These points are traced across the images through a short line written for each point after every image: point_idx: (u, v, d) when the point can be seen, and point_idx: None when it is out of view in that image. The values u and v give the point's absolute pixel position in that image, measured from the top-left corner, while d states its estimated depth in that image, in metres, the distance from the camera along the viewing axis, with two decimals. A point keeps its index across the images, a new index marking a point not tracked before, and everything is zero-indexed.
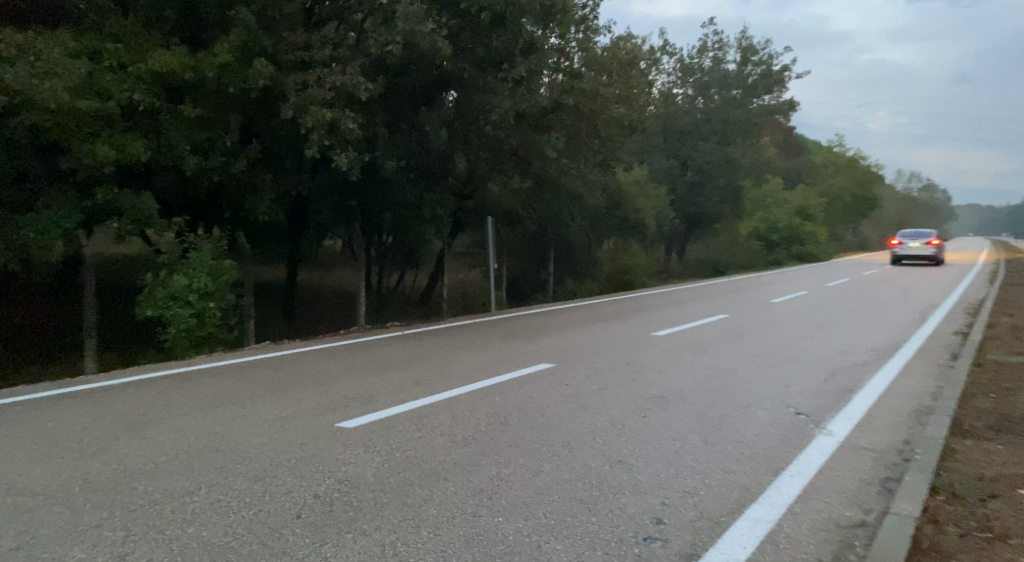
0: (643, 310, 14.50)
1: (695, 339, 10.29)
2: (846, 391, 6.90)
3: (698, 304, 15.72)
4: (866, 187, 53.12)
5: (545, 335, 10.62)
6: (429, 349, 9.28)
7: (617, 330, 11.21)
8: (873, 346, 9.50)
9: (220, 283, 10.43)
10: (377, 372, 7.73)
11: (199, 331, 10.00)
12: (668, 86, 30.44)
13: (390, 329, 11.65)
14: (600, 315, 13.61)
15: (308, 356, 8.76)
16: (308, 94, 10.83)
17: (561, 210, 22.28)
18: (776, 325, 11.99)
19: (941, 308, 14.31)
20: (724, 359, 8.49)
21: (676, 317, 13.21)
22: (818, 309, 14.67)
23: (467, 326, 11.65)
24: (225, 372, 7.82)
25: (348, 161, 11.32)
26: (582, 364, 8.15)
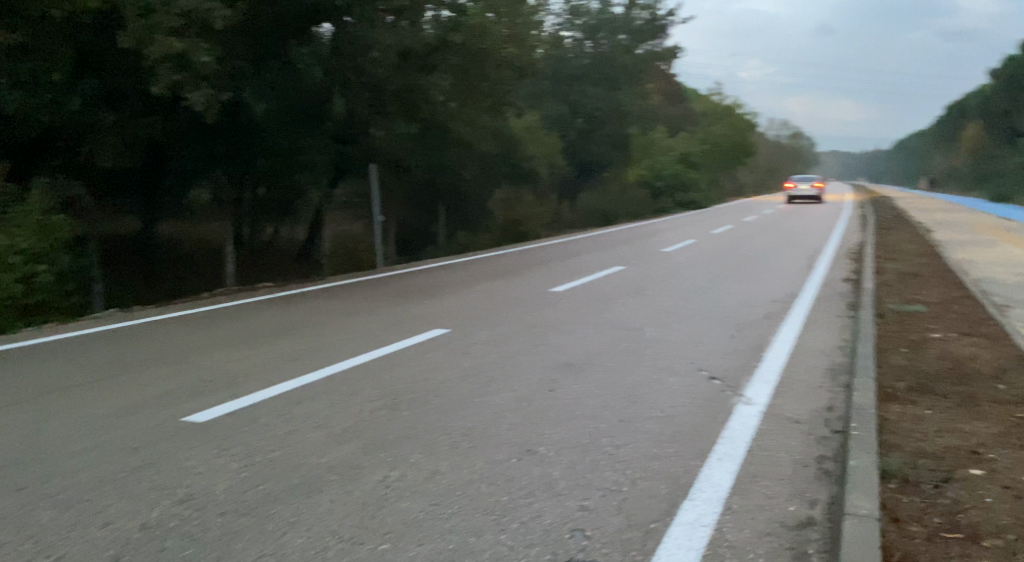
0: (536, 263, 13.91)
1: (595, 294, 9.80)
2: (757, 349, 6.54)
3: (592, 255, 15.32)
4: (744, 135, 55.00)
5: (436, 295, 9.80)
6: (306, 315, 8.24)
7: (513, 286, 10.54)
8: (772, 297, 9.33)
9: (51, 242, 8.81)
10: (244, 345, 6.67)
11: (29, 300, 8.42)
12: (557, 28, 29.59)
13: (264, 291, 10.46)
14: (495, 269, 12.91)
15: (161, 328, 7.52)
16: (151, 20, 9.18)
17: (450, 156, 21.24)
18: (674, 276, 11.71)
19: (827, 254, 14.60)
20: (629, 317, 7.98)
21: (573, 269, 12.68)
22: (712, 257, 14.62)
23: (350, 286, 10.65)
24: (53, 350, 6.51)
25: (206, 101, 9.83)
26: (479, 328, 7.41)
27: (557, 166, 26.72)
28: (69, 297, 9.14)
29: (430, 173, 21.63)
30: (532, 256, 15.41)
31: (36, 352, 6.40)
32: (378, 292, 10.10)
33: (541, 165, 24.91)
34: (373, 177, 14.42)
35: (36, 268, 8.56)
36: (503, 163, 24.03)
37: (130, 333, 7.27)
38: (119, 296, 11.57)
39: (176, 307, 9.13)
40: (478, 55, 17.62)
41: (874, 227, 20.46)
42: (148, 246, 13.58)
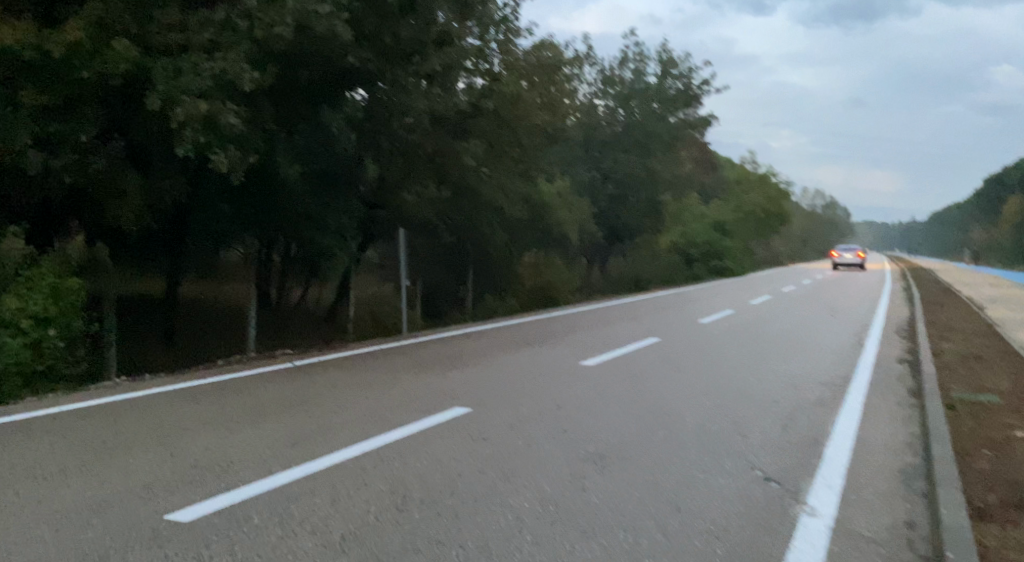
0: (566, 332, 13.34)
1: (628, 370, 9.18)
2: (813, 442, 5.86)
3: (624, 324, 14.72)
4: (777, 203, 54.47)
5: (459, 366, 9.28)
6: (320, 388, 7.75)
7: (541, 359, 9.98)
8: (821, 379, 8.63)
9: (63, 306, 8.50)
10: (249, 422, 6.18)
11: (34, 366, 8.07)
12: (590, 97, 29.45)
13: (281, 358, 10.05)
14: (523, 338, 12.36)
15: (165, 399, 7.07)
16: (179, 83, 9.10)
17: (479, 221, 21.00)
18: (712, 350, 11.05)
19: (874, 330, 13.81)
20: (666, 399, 7.34)
21: (604, 341, 12.08)
22: (750, 330, 13.92)
23: (371, 355, 10.19)
24: (47, 423, 6.08)
25: (231, 163, 9.66)
26: (503, 407, 6.85)
27: (588, 232, 26.36)
28: (78, 363, 8.78)
29: (459, 237, 21.38)
30: (561, 324, 14.88)
31: (27, 425, 5.97)
32: (398, 362, 9.61)
33: (572, 231, 24.57)
34: (400, 242, 14.15)
35: (45, 333, 8.24)
36: (533, 229, 23.74)
37: (132, 405, 6.83)
38: (135, 361, 11.25)
39: (187, 375, 8.72)
40: (510, 121, 17.54)
41: (920, 301, 19.57)
42: (170, 309, 13.34)
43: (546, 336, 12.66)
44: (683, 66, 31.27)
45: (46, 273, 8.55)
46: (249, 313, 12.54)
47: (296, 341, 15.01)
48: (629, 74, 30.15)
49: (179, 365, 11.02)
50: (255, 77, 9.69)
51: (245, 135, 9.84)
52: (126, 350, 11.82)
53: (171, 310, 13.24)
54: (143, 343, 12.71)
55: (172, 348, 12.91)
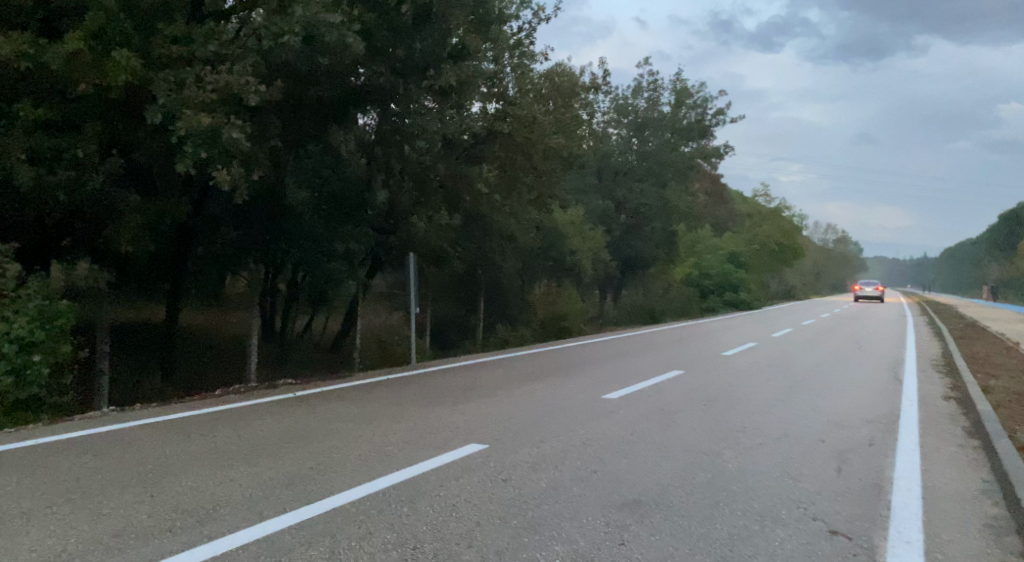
0: (583, 363, 12.70)
1: (655, 404, 8.52)
2: (875, 488, 5.19)
3: (643, 356, 14.06)
4: (791, 237, 53.86)
5: (474, 398, 8.65)
6: (324, 420, 7.14)
7: (560, 391, 9.33)
8: (867, 416, 7.94)
9: (51, 330, 7.97)
10: (243, 458, 5.56)
11: (17, 395, 7.51)
12: (603, 125, 29.20)
13: (284, 388, 9.47)
14: (538, 370, 11.71)
15: (154, 432, 6.48)
16: (181, 96, 8.73)
17: (492, 248, 20.48)
18: (741, 384, 10.37)
19: (908, 364, 13.09)
20: (702, 437, 6.67)
21: (625, 373, 11.43)
22: (777, 364, 13.21)
23: (379, 385, 9.58)
24: (19, 456, 5.49)
25: (234, 180, 9.20)
26: (523, 444, 6.21)
27: (602, 263, 25.77)
28: (66, 392, 8.22)
29: (471, 266, 20.82)
30: (576, 355, 14.24)
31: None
32: (408, 393, 8.99)
33: (586, 260, 23.99)
34: (410, 267, 13.60)
35: (30, 359, 7.70)
36: (546, 258, 23.18)
37: (117, 438, 6.24)
38: (129, 390, 10.69)
39: (182, 405, 8.14)
40: (525, 146, 17.11)
41: (949, 336, 18.82)
42: (170, 335, 12.81)
43: (564, 367, 12.04)
44: (698, 96, 30.94)
45: (35, 294, 8.04)
46: (252, 341, 11.99)
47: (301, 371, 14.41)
48: (643, 103, 29.93)
49: (175, 396, 10.43)
50: (261, 90, 9.27)
51: (250, 151, 9.40)
52: (122, 379, 11.26)
53: (171, 337, 12.70)
54: (140, 372, 12.14)
55: (171, 377, 12.35)
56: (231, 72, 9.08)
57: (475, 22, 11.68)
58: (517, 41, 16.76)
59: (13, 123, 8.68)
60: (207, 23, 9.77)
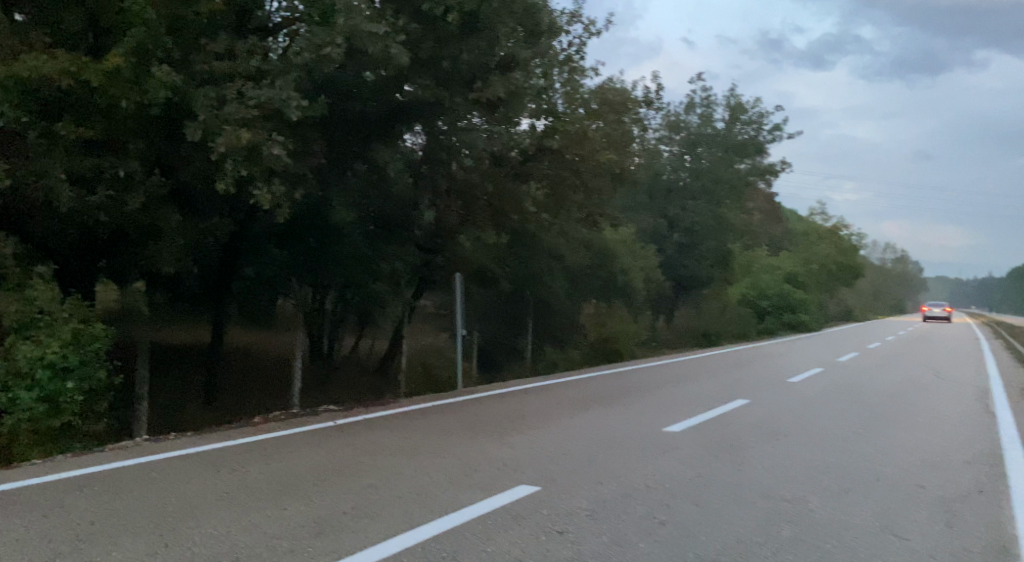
0: (637, 389, 11.98)
1: (721, 438, 7.77)
2: (998, 551, 4.39)
3: (702, 381, 13.25)
4: (849, 256, 51.93)
5: (524, 428, 8.02)
6: (362, 453, 6.61)
7: (616, 420, 8.64)
8: (966, 456, 7.06)
9: (84, 355, 7.66)
10: (270, 499, 5.06)
11: (49, 423, 7.20)
12: (654, 142, 28.49)
13: (324, 414, 9.02)
14: (590, 397, 11.03)
15: (183, 466, 6.04)
16: (221, 112, 8.43)
17: (541, 268, 19.90)
18: (815, 415, 9.50)
19: (997, 393, 11.98)
20: (781, 480, 5.92)
21: (684, 400, 10.66)
22: (849, 391, 12.24)
23: (423, 413, 9.03)
24: (37, 495, 5.09)
25: (275, 198, 8.85)
26: (579, 486, 5.56)
27: (655, 283, 24.93)
28: (100, 418, 7.91)
29: (519, 286, 20.24)
30: (630, 380, 13.49)
31: (13, 498, 4.99)
32: (453, 422, 8.42)
33: (638, 281, 23.21)
34: (456, 285, 13.06)
35: (63, 385, 7.39)
36: (596, 278, 22.50)
37: (143, 472, 5.81)
38: (169, 415, 10.39)
39: (217, 433, 7.74)
40: (574, 163, 16.56)
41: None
42: (213, 358, 12.56)
43: (618, 394, 11.33)
44: (753, 111, 30.00)
45: (69, 316, 7.76)
46: (294, 363, 11.64)
47: (345, 396, 14.01)
48: (696, 118, 29.13)
49: (214, 423, 10.10)
50: (302, 105, 8.93)
51: (291, 168, 9.05)
52: (162, 405, 11.00)
53: (214, 360, 12.46)
54: (182, 397, 11.89)
55: (212, 403, 12.09)
56: (272, 87, 8.76)
57: (525, 30, 11.14)
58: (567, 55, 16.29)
59: (55, 143, 8.50)
60: (250, 38, 9.51)
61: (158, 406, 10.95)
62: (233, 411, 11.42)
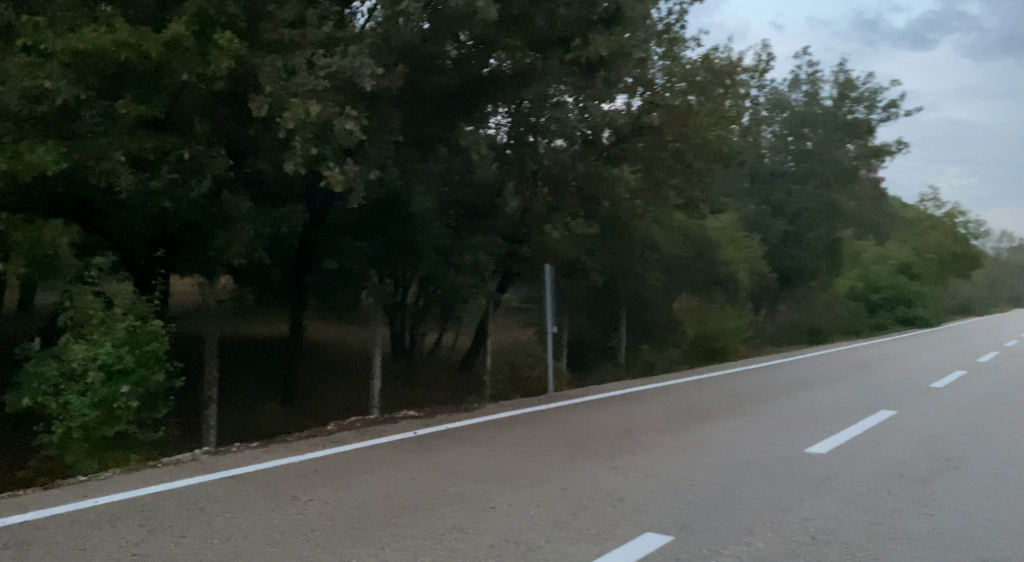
0: (755, 394, 10.50)
1: (885, 463, 6.27)
2: None
3: (828, 385, 11.61)
4: (966, 245, 47.84)
5: (634, 444, 6.77)
6: (446, 477, 5.53)
7: (742, 435, 7.27)
8: None
9: (141, 356, 6.85)
10: (332, 548, 4.01)
11: (104, 431, 6.46)
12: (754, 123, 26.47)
13: (404, 421, 8.04)
14: (703, 404, 9.62)
15: (238, 493, 5.08)
16: (289, 83, 7.51)
17: (634, 259, 18.54)
18: (988, 432, 7.80)
19: None
20: (991, 535, 4.46)
21: (817, 408, 9.13)
22: (1013, 400, 10.34)
23: (514, 422, 7.92)
24: (62, 531, 4.21)
25: (347, 180, 7.90)
26: (725, 538, 4.28)
27: (757, 275, 23.08)
28: (161, 425, 7.16)
29: (611, 278, 18.93)
30: (742, 382, 12.01)
31: (33, 535, 4.12)
32: (549, 435, 7.24)
33: (740, 272, 21.44)
34: (545, 277, 11.92)
35: (117, 390, 6.59)
36: (694, 270, 20.85)
37: (190, 500, 4.90)
38: (241, 421, 9.66)
39: (284, 444, 6.84)
40: (673, 143, 15.12)
41: None
42: (290, 357, 11.87)
43: (735, 400, 9.90)
44: (865, 87, 27.49)
45: (123, 315, 6.90)
46: (373, 365, 10.80)
47: (428, 397, 13.16)
48: (800, 96, 26.91)
49: (288, 430, 9.38)
50: (378, 75, 7.94)
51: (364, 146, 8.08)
52: (236, 409, 10.38)
53: (291, 360, 11.77)
54: (258, 399, 11.27)
55: (289, 405, 11.42)
56: (344, 54, 7.79)
57: None
58: (666, 25, 14.85)
59: (117, 122, 7.79)
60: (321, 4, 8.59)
61: (232, 410, 10.33)
62: (310, 415, 10.70)
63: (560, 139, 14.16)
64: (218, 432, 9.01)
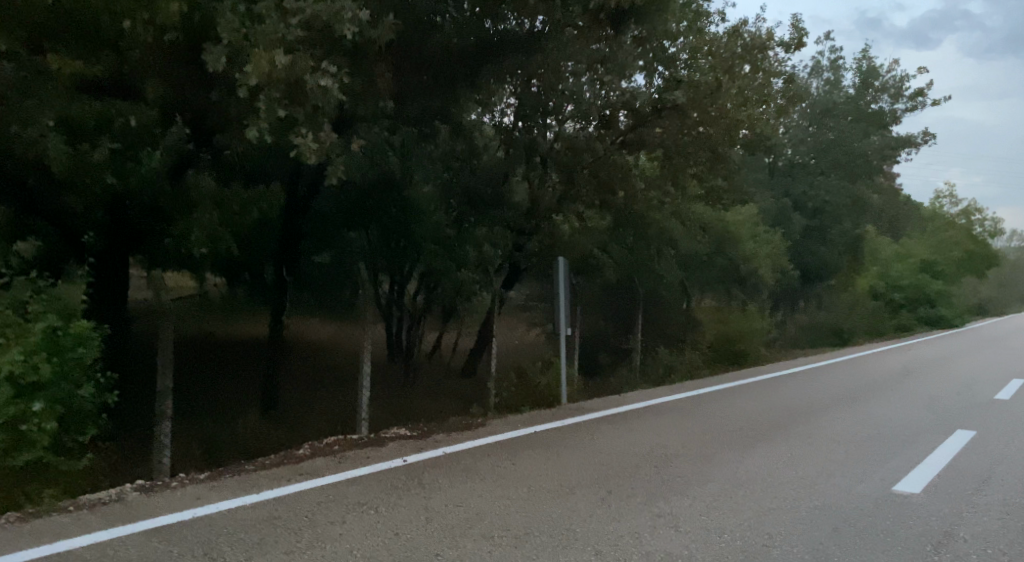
0: (801, 407, 9.16)
1: (998, 508, 4.93)
2: None
3: (878, 397, 10.25)
4: (984, 243, 46.44)
5: (678, 481, 5.42)
6: (440, 533, 4.20)
7: (805, 467, 5.93)
8: None
9: (65, 365, 5.50)
10: None
11: (10, 461, 5.07)
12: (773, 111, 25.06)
13: (394, 444, 6.68)
14: (741, 418, 8.28)
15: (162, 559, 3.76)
16: (252, 31, 6.14)
17: (650, 254, 17.18)
18: None
19: None
20: None
21: (880, 426, 7.77)
22: None
23: (527, 446, 6.57)
24: None
25: (325, 151, 6.52)
26: None
27: (780, 271, 21.72)
28: (88, 451, 5.80)
29: (626, 275, 17.56)
30: (780, 392, 10.67)
31: None
32: (568, 464, 5.88)
33: (762, 269, 20.04)
34: (556, 272, 10.44)
35: (29, 408, 5.21)
36: (713, 266, 19.46)
37: None
38: (208, 440, 8.37)
39: (242, 476, 5.50)
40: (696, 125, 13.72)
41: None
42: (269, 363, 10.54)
43: (780, 415, 8.55)
44: (889, 74, 26.03)
45: (47, 312, 5.56)
46: (361, 373, 9.42)
47: (425, 407, 11.80)
48: (822, 84, 25.48)
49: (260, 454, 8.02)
50: (361, 24, 6.55)
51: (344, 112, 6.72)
52: (204, 424, 9.03)
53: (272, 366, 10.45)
54: (231, 411, 9.94)
55: (268, 416, 10.12)
56: None
57: None
58: None
59: (49, 80, 6.46)
60: None
61: (199, 426, 8.98)
62: (289, 429, 9.39)
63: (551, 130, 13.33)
64: (178, 454, 7.73)
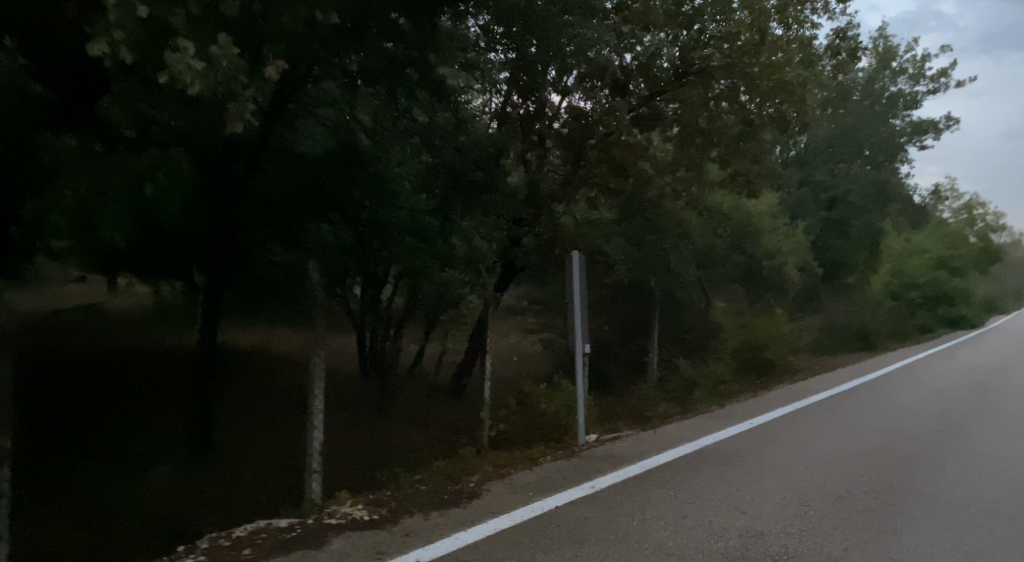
0: (903, 445, 6.96)
1: None
2: None
3: (984, 425, 8.10)
4: (991, 239, 44.59)
5: None
6: None
7: None
8: None
9: None
10: None
11: None
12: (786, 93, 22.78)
13: (343, 543, 4.27)
14: (831, 471, 6.01)
15: None
16: None
17: (664, 250, 14.82)
18: None
19: None
20: None
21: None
22: None
23: (553, 544, 4.22)
24: None
25: (220, 79, 4.11)
26: None
27: (803, 269, 19.40)
28: None
29: (637, 275, 15.23)
30: (855, 417, 8.49)
31: None
32: None
33: (785, 266, 17.70)
34: (569, 269, 7.96)
35: None
36: (731, 263, 17.10)
37: None
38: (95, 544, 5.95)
39: None
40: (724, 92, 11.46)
41: None
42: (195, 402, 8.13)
43: (882, 461, 6.37)
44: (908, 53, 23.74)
45: None
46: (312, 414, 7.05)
47: (401, 451, 9.46)
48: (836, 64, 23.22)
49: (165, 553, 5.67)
50: None
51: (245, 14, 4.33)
52: (94, 501, 6.74)
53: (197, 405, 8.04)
54: (142, 467, 7.64)
55: (191, 476, 7.70)
56: None
57: None
58: None
59: None
60: None
61: (85, 503, 6.68)
62: (216, 507, 7.01)
63: (558, 120, 11.81)
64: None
